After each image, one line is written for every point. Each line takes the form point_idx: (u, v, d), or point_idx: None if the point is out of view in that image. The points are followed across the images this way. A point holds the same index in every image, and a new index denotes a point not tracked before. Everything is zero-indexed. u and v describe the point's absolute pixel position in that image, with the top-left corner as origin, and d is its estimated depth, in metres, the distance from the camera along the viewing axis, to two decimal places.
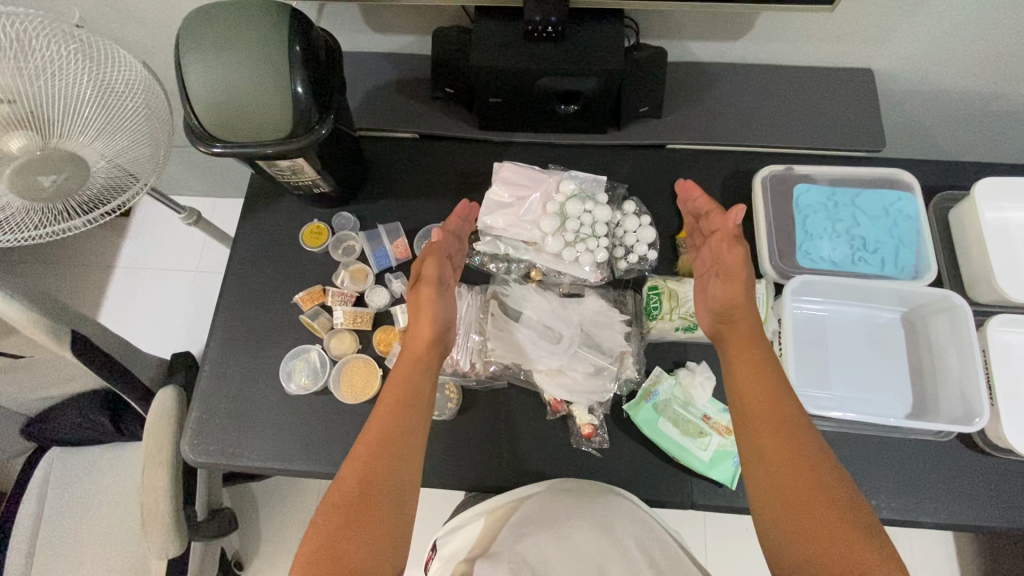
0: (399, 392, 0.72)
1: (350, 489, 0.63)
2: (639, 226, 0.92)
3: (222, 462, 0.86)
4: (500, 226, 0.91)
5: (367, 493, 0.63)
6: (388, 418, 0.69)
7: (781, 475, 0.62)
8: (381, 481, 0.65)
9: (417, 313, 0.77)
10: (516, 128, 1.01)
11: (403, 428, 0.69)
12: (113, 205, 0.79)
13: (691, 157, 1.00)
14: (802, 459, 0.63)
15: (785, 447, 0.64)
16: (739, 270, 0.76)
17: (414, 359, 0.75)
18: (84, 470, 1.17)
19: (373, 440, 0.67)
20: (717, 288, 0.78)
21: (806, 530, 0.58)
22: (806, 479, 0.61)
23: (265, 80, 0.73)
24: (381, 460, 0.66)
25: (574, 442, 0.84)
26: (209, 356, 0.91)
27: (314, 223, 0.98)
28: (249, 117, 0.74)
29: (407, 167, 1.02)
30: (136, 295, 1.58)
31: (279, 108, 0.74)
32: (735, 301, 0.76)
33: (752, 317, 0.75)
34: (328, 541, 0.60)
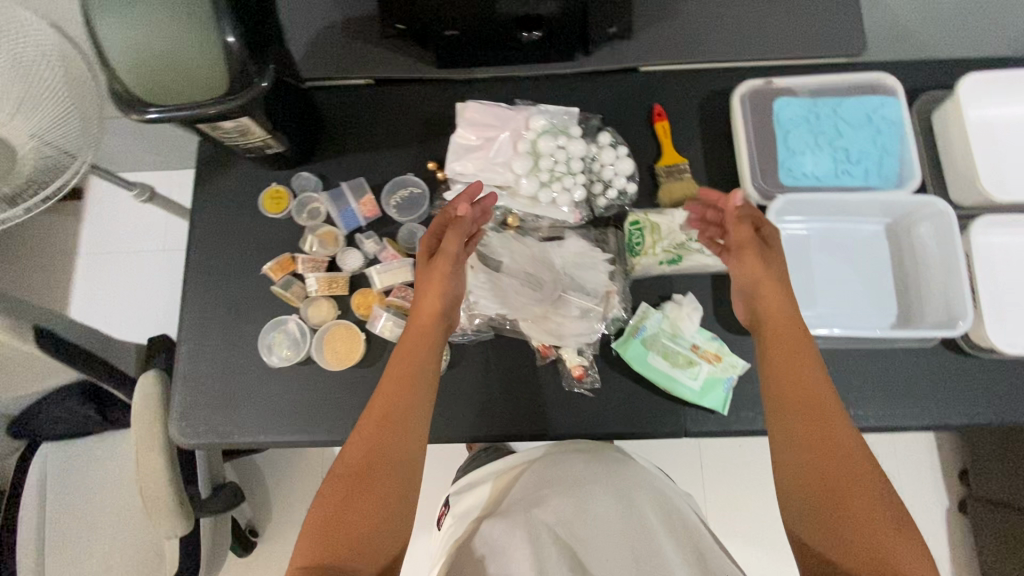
0: (404, 366, 0.69)
1: (357, 463, 0.63)
2: (616, 158, 0.88)
3: (214, 443, 0.85)
4: (471, 172, 0.86)
5: (373, 461, 0.63)
6: (394, 394, 0.67)
7: (808, 445, 0.62)
8: (386, 451, 0.64)
9: (428, 289, 0.73)
10: (477, 63, 0.94)
11: (409, 407, 0.67)
12: (55, 187, 0.71)
13: (665, 80, 0.95)
14: (835, 434, 0.62)
15: (818, 418, 0.63)
16: (752, 247, 0.72)
17: (424, 335, 0.72)
18: (79, 463, 1.16)
19: (379, 412, 0.66)
20: (737, 268, 0.73)
21: (837, 502, 0.59)
22: (835, 455, 0.61)
23: (195, 35, 0.67)
24: (386, 430, 0.65)
25: (566, 385, 0.84)
26: (184, 338, 0.88)
27: (272, 187, 0.92)
28: (181, 77, 0.67)
29: (366, 117, 0.95)
30: (104, 282, 1.52)
31: (212, 63, 0.67)
32: (757, 280, 0.71)
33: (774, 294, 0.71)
34: (335, 507, 0.61)
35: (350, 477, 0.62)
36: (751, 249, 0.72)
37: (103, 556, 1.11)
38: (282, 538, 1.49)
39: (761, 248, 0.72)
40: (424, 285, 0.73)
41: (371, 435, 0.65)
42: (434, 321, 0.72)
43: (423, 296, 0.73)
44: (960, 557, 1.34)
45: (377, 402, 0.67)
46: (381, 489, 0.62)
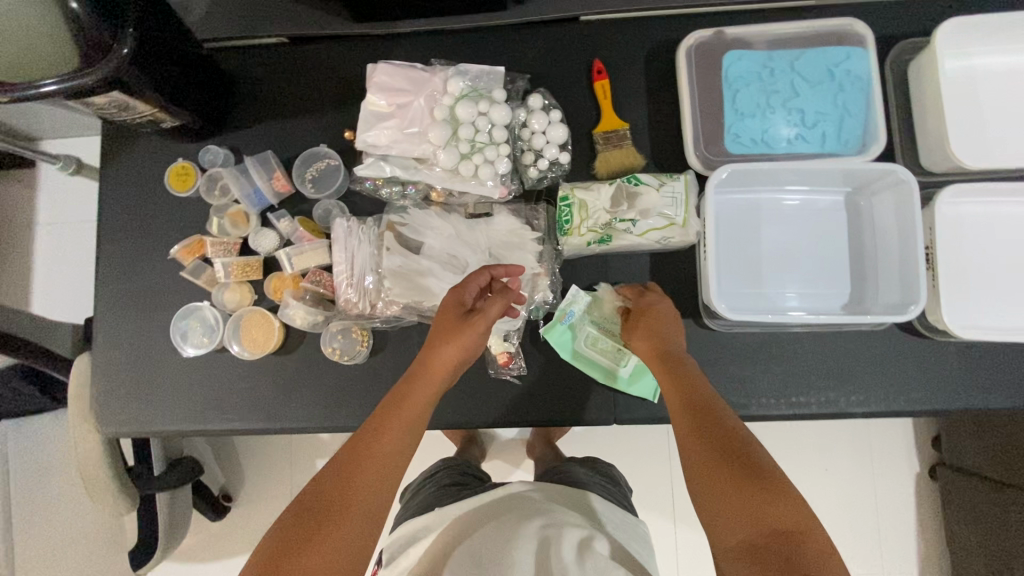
0: (400, 405, 0.63)
1: (330, 492, 0.55)
2: (546, 124, 0.79)
3: (136, 431, 0.83)
4: (384, 143, 0.78)
5: (348, 496, 0.55)
6: (396, 434, 0.61)
7: (695, 455, 0.56)
8: (365, 484, 0.57)
9: (448, 339, 0.67)
10: (397, 16, 0.85)
11: (397, 454, 0.60)
12: None
13: (607, 32, 0.85)
14: (713, 436, 0.56)
15: (698, 422, 0.58)
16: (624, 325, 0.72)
17: (430, 382, 0.66)
18: (34, 440, 1.17)
19: (372, 448, 0.59)
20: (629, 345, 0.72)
21: (729, 468, 0.53)
22: (719, 455, 0.54)
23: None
24: (365, 465, 0.58)
25: (491, 373, 0.79)
26: (99, 323, 0.85)
27: (178, 162, 0.85)
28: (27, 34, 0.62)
29: (281, 81, 0.87)
30: (67, 255, 1.45)
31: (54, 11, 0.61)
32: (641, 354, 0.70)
33: (647, 351, 0.68)
34: (292, 539, 0.52)
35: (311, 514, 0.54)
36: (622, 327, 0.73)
37: (67, 524, 1.15)
38: (255, 504, 1.53)
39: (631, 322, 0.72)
40: (444, 335, 0.68)
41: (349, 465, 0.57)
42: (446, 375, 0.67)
43: (438, 345, 0.67)
44: (932, 534, 1.31)
45: (369, 429, 0.61)
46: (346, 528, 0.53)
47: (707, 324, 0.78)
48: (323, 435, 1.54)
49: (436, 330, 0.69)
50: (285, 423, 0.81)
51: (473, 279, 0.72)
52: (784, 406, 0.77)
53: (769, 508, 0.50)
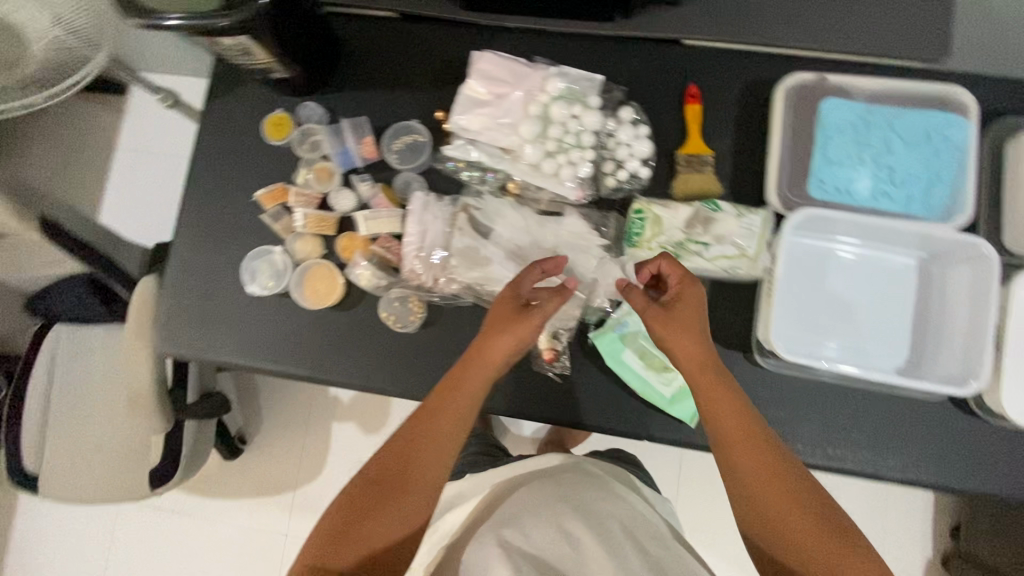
0: (451, 397, 0.68)
1: (385, 474, 0.64)
2: (633, 138, 0.81)
3: (191, 356, 0.88)
4: (475, 128, 0.80)
5: (403, 480, 0.63)
6: (445, 425, 0.67)
7: (752, 485, 0.60)
8: (417, 471, 0.64)
9: (500, 332, 0.70)
10: (505, 10, 0.87)
11: (447, 441, 0.67)
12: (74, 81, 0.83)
13: (706, 60, 0.87)
14: (769, 469, 0.60)
15: (756, 456, 0.61)
16: (655, 311, 0.69)
17: (482, 371, 0.69)
18: (87, 348, 1.25)
19: (423, 440, 0.66)
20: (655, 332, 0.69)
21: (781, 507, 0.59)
22: (777, 492, 0.59)
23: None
24: (418, 453, 0.65)
25: (535, 366, 0.81)
26: (175, 249, 0.89)
27: (277, 112, 0.89)
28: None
29: (385, 53, 0.91)
30: (138, 180, 1.53)
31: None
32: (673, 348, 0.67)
33: (694, 354, 0.66)
34: (355, 515, 0.61)
35: (371, 496, 0.62)
36: (654, 313, 0.69)
37: (98, 433, 1.21)
38: (268, 451, 1.57)
39: (668, 313, 0.68)
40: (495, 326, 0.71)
41: (405, 450, 0.65)
42: (497, 363, 0.70)
43: (491, 337, 0.70)
44: None
45: (417, 420, 0.67)
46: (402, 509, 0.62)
47: (758, 360, 0.78)
48: (344, 398, 1.58)
49: (490, 321, 0.72)
50: (330, 376, 0.84)
51: (525, 275, 0.73)
52: (820, 456, 0.77)
53: (824, 545, 0.56)
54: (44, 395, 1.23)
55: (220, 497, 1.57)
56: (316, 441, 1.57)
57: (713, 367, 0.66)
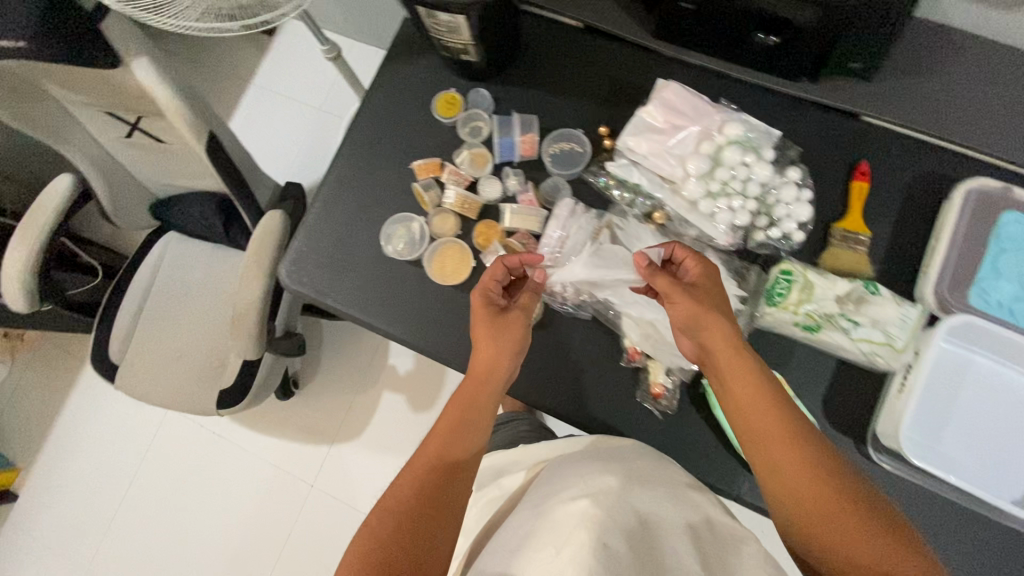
0: (468, 408, 0.72)
1: (412, 490, 0.65)
2: (796, 199, 0.80)
3: (309, 296, 0.91)
4: (642, 151, 0.81)
5: (436, 503, 0.65)
6: (454, 428, 0.71)
7: (782, 476, 0.61)
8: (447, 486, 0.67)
9: (489, 349, 0.75)
10: (692, 46, 0.89)
11: (463, 446, 0.70)
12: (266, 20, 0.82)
13: (883, 141, 0.86)
14: (795, 457, 0.61)
15: (784, 447, 0.62)
16: (677, 294, 0.71)
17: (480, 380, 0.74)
18: (194, 259, 1.32)
19: (443, 464, 0.68)
20: (681, 317, 0.70)
21: (819, 504, 0.59)
22: (812, 480, 0.60)
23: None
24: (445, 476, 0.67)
25: (639, 396, 0.81)
26: (321, 193, 0.93)
27: (449, 92, 0.92)
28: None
29: (562, 59, 0.93)
30: (265, 115, 1.77)
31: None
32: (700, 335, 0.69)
33: (720, 339, 0.67)
34: (390, 536, 0.62)
35: (405, 531, 0.62)
36: (676, 296, 0.70)
37: (183, 341, 1.27)
38: (316, 399, 1.62)
39: (689, 295, 0.70)
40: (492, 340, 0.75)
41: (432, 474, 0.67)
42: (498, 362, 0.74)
43: (482, 350, 0.75)
44: None
45: (434, 433, 0.70)
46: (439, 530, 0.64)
47: (869, 454, 0.77)
48: (401, 369, 1.62)
49: (478, 338, 0.76)
50: (436, 350, 0.86)
51: (492, 277, 0.79)
52: None
53: (876, 537, 0.56)
54: (145, 293, 1.31)
55: (261, 429, 1.62)
56: (364, 402, 1.61)
57: (736, 354, 0.66)
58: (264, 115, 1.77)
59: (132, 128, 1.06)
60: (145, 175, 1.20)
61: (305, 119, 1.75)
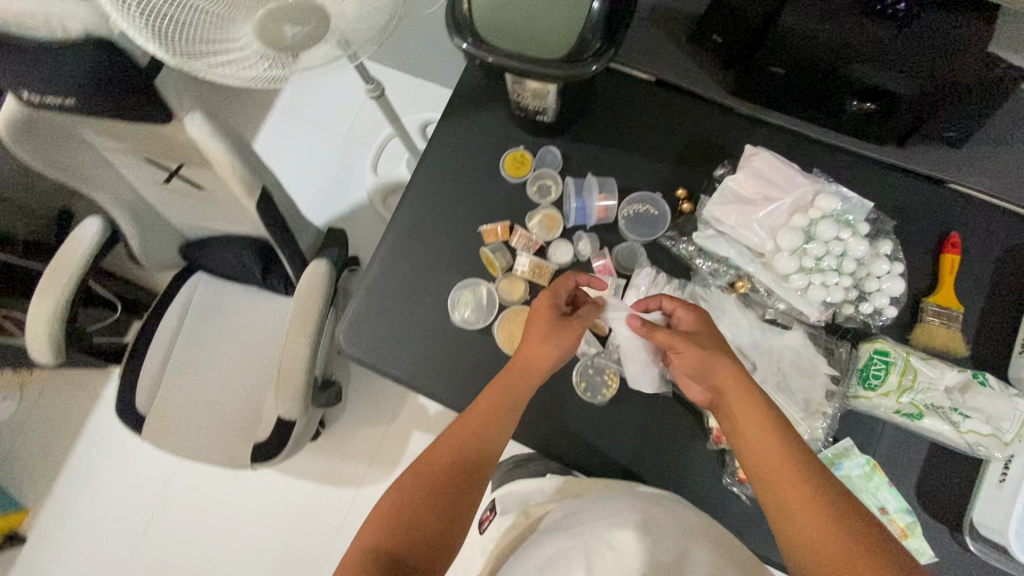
0: (514, 383, 0.71)
1: (431, 475, 0.65)
2: (888, 274, 0.77)
3: (367, 364, 0.86)
4: (729, 223, 0.77)
5: (468, 459, 0.66)
6: (481, 421, 0.68)
7: (796, 521, 0.58)
8: (482, 443, 0.67)
9: (544, 342, 0.72)
10: (773, 107, 0.86)
11: (490, 442, 0.68)
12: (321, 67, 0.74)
13: (973, 210, 0.83)
14: (801, 496, 0.58)
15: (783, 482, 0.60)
16: (682, 340, 0.69)
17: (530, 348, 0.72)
18: (225, 301, 1.27)
19: (473, 430, 0.68)
20: (688, 364, 0.69)
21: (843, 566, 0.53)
22: (834, 536, 0.55)
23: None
24: (483, 432, 0.68)
25: (725, 480, 0.77)
26: (380, 253, 0.88)
27: (518, 150, 0.88)
28: (533, 7, 0.64)
29: (636, 114, 0.89)
30: (288, 140, 1.70)
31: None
32: (708, 380, 0.67)
33: (728, 384, 0.66)
34: (402, 517, 0.61)
35: (430, 482, 0.64)
36: (682, 343, 0.69)
37: (213, 390, 1.21)
38: (342, 440, 1.57)
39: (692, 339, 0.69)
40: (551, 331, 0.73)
41: (467, 431, 0.68)
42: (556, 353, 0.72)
43: (532, 341, 0.72)
44: None
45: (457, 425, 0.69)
46: (467, 483, 0.65)
47: (965, 544, 0.74)
48: (430, 410, 1.57)
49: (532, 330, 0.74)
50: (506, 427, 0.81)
51: (557, 283, 0.76)
52: None
53: None
54: (172, 336, 1.25)
55: (283, 471, 1.56)
56: (391, 444, 1.56)
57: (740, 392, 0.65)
58: (288, 141, 1.70)
59: (171, 174, 0.99)
60: (178, 218, 1.14)
61: (331, 146, 1.69)
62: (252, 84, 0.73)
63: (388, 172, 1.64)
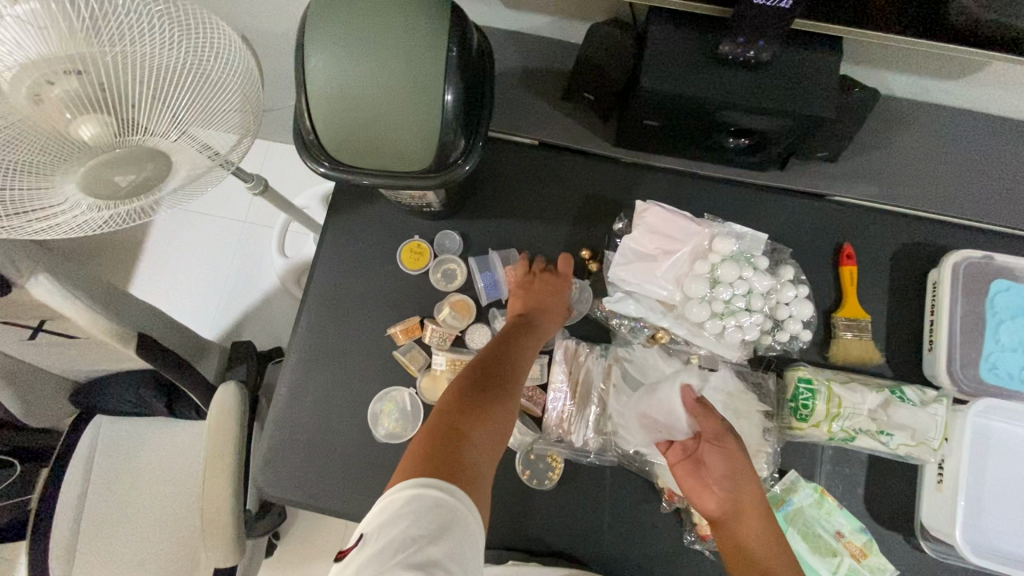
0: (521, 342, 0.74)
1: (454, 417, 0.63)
2: (796, 299, 0.78)
3: (295, 500, 0.78)
4: (636, 281, 0.76)
5: (504, 377, 0.69)
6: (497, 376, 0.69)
7: None
8: (516, 373, 0.70)
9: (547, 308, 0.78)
10: (658, 151, 0.87)
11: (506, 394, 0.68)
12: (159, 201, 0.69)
13: (860, 217, 0.86)
14: None
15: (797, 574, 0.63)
16: (727, 438, 0.68)
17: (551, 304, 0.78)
18: (134, 440, 1.14)
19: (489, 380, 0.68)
20: (722, 470, 0.67)
21: None
22: None
23: (412, 42, 0.55)
24: (514, 362, 0.71)
25: (687, 539, 0.75)
26: (287, 377, 0.82)
27: (414, 240, 0.84)
28: (385, 107, 0.56)
29: (527, 178, 0.87)
30: (181, 239, 1.58)
31: (426, 79, 0.56)
32: (735, 484, 0.66)
33: (752, 487, 0.67)
34: (436, 458, 0.58)
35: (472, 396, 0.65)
36: (730, 440, 0.68)
37: (137, 545, 1.08)
38: (300, 548, 1.45)
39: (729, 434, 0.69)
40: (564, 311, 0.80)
41: (502, 360, 0.70)
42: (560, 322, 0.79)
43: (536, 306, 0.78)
44: None
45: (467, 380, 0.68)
46: (497, 416, 0.65)
47: (920, 545, 0.75)
48: None
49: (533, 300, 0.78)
50: None
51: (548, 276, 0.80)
52: None
53: None
54: (79, 497, 1.10)
55: None
56: None
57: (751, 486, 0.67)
58: (179, 240, 1.57)
59: (34, 332, 0.88)
60: (57, 367, 1.01)
61: (229, 237, 1.58)
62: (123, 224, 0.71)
63: (298, 253, 1.55)
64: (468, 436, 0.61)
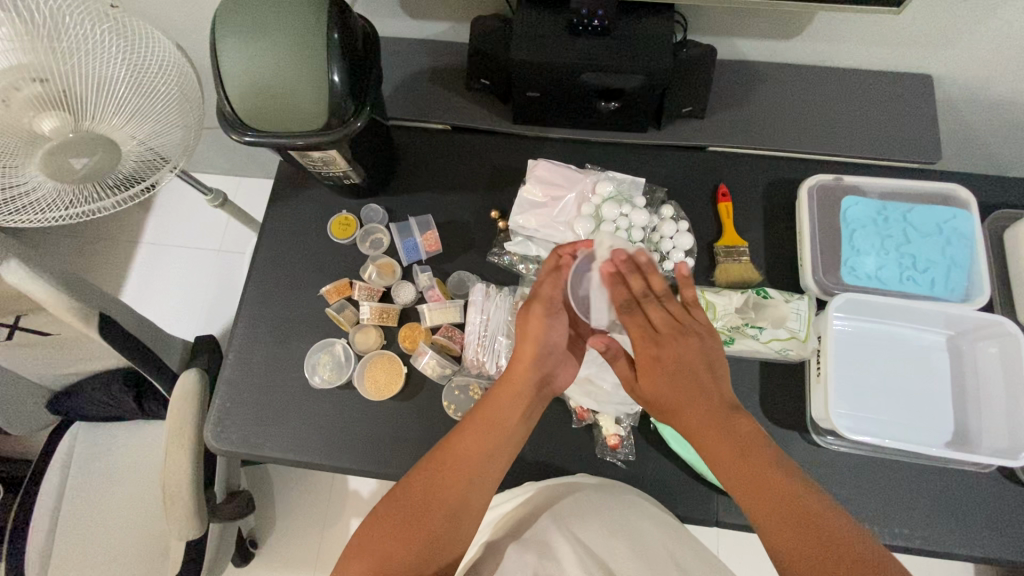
0: (512, 395, 0.67)
1: (417, 492, 0.61)
2: (676, 232, 0.89)
3: (243, 451, 0.85)
4: (533, 226, 0.90)
5: (427, 504, 0.60)
6: (474, 438, 0.64)
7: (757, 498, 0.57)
8: (447, 496, 0.61)
9: (528, 334, 0.70)
10: (550, 124, 0.98)
11: (483, 454, 0.63)
12: (146, 186, 0.78)
13: (733, 163, 0.97)
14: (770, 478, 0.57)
15: (782, 509, 0.55)
16: (664, 345, 0.66)
17: (516, 387, 0.68)
18: (111, 443, 1.21)
19: (465, 442, 0.64)
20: (658, 384, 0.65)
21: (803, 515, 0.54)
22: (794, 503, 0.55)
23: (298, 22, 0.70)
24: (446, 484, 0.61)
25: (599, 452, 0.83)
26: (233, 343, 0.91)
27: (343, 214, 0.96)
28: (284, 78, 0.70)
29: (441, 157, 1.00)
30: (160, 269, 1.70)
31: (315, 60, 0.70)
32: (671, 400, 0.64)
33: (698, 399, 0.63)
34: (383, 534, 0.58)
35: (437, 464, 0.62)
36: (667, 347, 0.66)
37: (111, 541, 1.13)
38: (280, 552, 1.47)
39: (678, 318, 0.68)
40: (540, 356, 0.69)
41: (430, 479, 0.61)
42: (534, 376, 0.68)
43: (523, 339, 0.70)
44: None
45: (445, 441, 0.64)
46: (466, 488, 0.62)
47: (815, 440, 0.82)
48: (364, 492, 1.52)
49: (525, 327, 0.70)
50: (393, 471, 0.83)
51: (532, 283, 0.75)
52: (886, 534, 0.78)
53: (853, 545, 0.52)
54: (56, 501, 1.16)
55: None
56: (333, 541, 1.48)
57: (701, 369, 0.64)
58: (159, 271, 1.70)
59: None
60: (32, 374, 1.10)
61: (205, 265, 1.70)
62: (80, 217, 0.80)
63: None
64: (428, 527, 0.59)
